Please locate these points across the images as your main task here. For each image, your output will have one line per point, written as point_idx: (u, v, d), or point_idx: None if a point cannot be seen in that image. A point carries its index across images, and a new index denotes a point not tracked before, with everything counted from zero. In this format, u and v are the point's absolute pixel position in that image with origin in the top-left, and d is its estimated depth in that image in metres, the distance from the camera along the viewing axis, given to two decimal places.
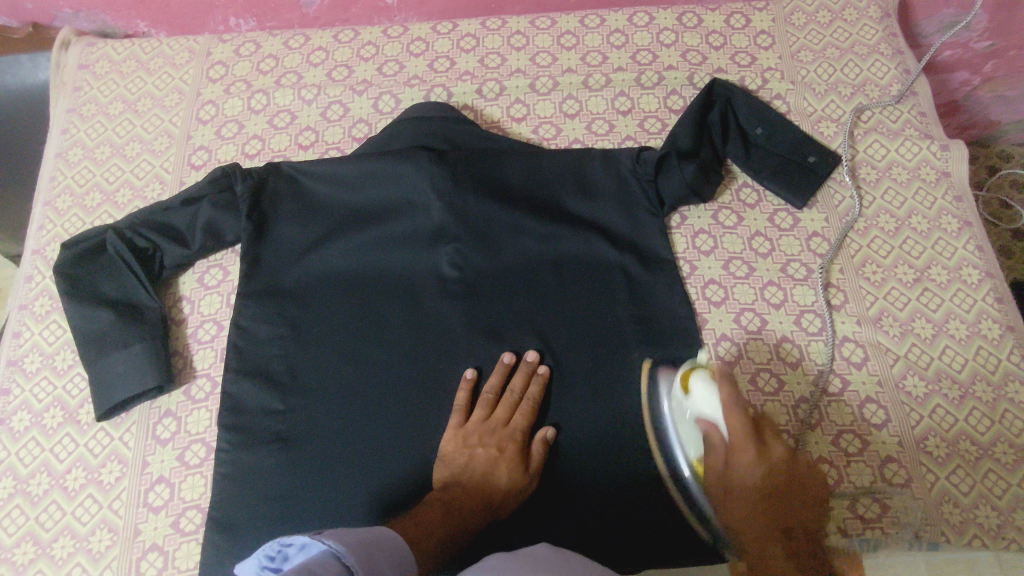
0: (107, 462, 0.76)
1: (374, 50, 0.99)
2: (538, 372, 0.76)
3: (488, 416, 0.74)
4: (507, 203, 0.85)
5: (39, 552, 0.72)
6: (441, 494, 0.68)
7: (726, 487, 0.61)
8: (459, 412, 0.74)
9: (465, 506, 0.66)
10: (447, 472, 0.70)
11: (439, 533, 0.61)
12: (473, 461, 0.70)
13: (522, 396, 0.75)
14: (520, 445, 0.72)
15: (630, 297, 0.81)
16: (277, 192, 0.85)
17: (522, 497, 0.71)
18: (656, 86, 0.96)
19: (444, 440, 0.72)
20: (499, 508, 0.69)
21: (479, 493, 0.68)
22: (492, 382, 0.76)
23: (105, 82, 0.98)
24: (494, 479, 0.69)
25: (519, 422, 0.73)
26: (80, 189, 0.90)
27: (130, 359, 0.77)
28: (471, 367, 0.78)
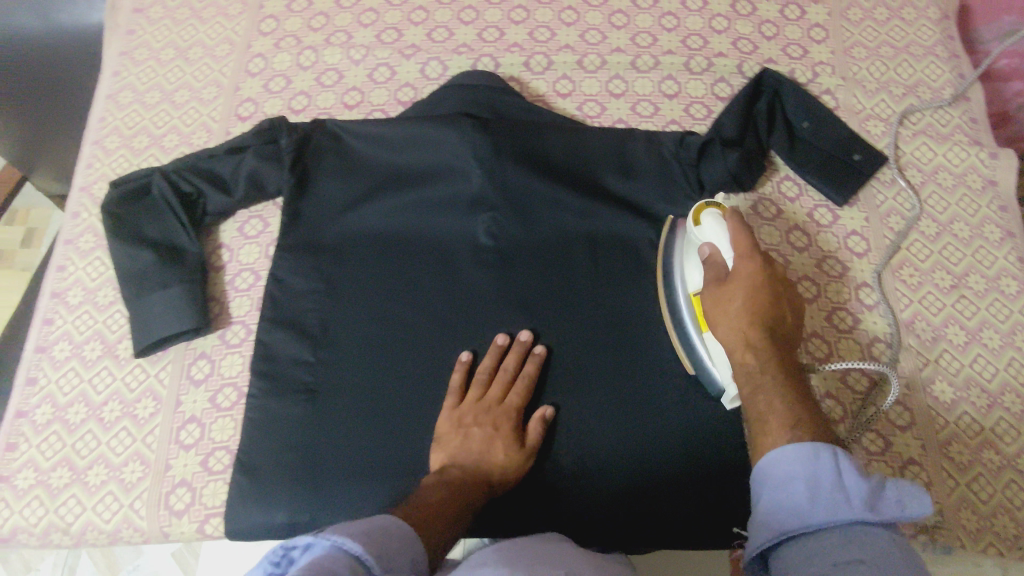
0: (142, 398, 0.78)
1: (424, 15, 0.99)
2: (533, 352, 0.77)
3: (484, 394, 0.74)
4: (548, 177, 0.86)
5: (73, 478, 0.74)
6: (442, 472, 0.67)
7: (720, 292, 0.65)
8: (454, 393, 0.74)
9: (467, 483, 0.66)
10: (446, 454, 0.69)
11: (449, 508, 0.61)
12: (470, 440, 0.70)
13: (517, 375, 0.76)
14: (516, 421, 0.73)
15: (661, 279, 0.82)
16: (320, 148, 0.87)
17: (520, 474, 0.72)
18: (704, 72, 0.95)
19: (439, 420, 0.73)
20: (499, 484, 0.69)
21: (480, 470, 0.68)
22: (486, 363, 0.76)
23: (159, 28, 0.98)
24: (492, 456, 0.70)
25: (514, 400, 0.74)
26: (128, 131, 0.92)
27: (170, 300, 0.79)
28: (468, 350, 0.79)
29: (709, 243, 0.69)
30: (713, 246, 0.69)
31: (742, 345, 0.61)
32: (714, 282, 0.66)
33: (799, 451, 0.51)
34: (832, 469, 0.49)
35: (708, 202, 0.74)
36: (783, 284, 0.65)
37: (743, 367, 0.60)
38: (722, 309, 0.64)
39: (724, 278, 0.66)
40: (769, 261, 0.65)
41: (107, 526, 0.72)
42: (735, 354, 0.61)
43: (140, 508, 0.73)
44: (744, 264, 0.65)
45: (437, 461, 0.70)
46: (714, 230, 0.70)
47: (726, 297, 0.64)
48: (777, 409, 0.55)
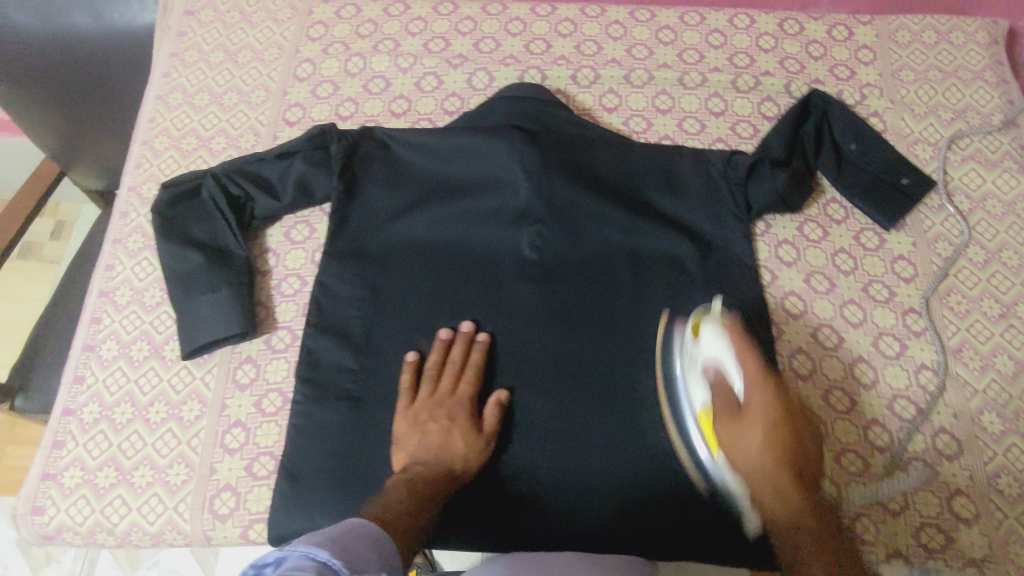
0: (188, 400, 0.78)
1: (472, 26, 0.99)
2: (477, 340, 0.78)
3: (434, 389, 0.75)
4: (594, 192, 0.85)
5: (119, 478, 0.74)
6: (403, 471, 0.66)
7: (735, 426, 0.64)
8: (406, 393, 0.74)
9: (428, 479, 0.66)
10: (404, 453, 0.69)
11: (407, 503, 0.61)
12: (426, 435, 0.70)
13: (466, 365, 0.76)
14: (471, 410, 0.73)
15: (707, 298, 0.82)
16: (368, 156, 0.87)
17: (484, 461, 0.72)
18: (752, 91, 0.95)
19: (395, 420, 0.73)
20: (461, 476, 0.70)
21: (440, 465, 0.68)
22: (433, 357, 0.76)
23: (208, 31, 0.99)
24: (451, 447, 0.70)
25: (465, 390, 0.74)
26: (177, 133, 0.92)
27: (217, 303, 0.79)
28: (414, 350, 0.79)
29: (714, 364, 0.68)
30: (718, 366, 0.68)
31: (772, 491, 0.61)
32: (728, 415, 0.65)
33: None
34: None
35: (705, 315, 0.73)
36: (794, 408, 0.65)
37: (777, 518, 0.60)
38: (742, 449, 0.63)
39: (736, 408, 0.65)
40: (778, 384, 0.65)
41: (152, 528, 0.72)
42: (763, 495, 0.62)
43: (185, 511, 0.73)
44: (755, 395, 0.63)
45: (396, 463, 0.69)
46: (717, 350, 0.68)
47: (742, 433, 0.63)
48: (813, 552, 0.56)
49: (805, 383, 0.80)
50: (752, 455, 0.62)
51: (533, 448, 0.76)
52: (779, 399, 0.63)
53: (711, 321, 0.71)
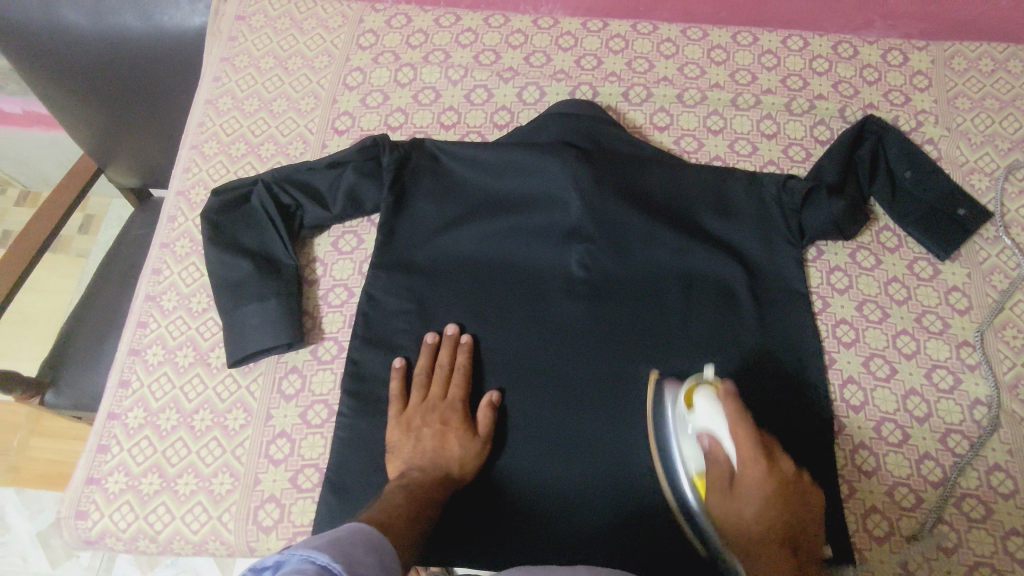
0: (233, 408, 0.77)
1: (523, 39, 0.98)
2: (461, 342, 0.78)
3: (425, 395, 0.75)
4: (645, 211, 0.84)
5: (164, 485, 0.74)
6: (399, 478, 0.68)
7: (730, 501, 0.61)
8: (397, 401, 0.75)
9: (425, 483, 0.67)
10: (400, 462, 0.70)
11: (406, 508, 0.61)
12: (421, 442, 0.71)
13: (453, 368, 0.77)
14: (462, 412, 0.74)
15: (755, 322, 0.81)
16: (418, 167, 0.86)
17: (480, 462, 0.72)
18: (805, 114, 0.94)
19: (389, 429, 0.74)
20: (458, 479, 0.70)
21: (436, 470, 0.69)
22: (421, 363, 0.77)
23: (259, 36, 0.99)
24: (447, 451, 0.70)
25: (455, 392, 0.75)
26: (226, 138, 0.92)
27: (265, 312, 0.78)
28: (402, 355, 0.79)
29: (708, 433, 0.64)
30: (712, 434, 0.64)
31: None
32: (725, 491, 0.61)
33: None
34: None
35: (699, 380, 0.70)
36: (790, 484, 0.60)
37: None
38: (737, 526, 0.60)
39: (730, 484, 0.62)
40: (774, 459, 0.60)
41: (195, 537, 0.72)
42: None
43: (228, 521, 0.72)
44: (749, 471, 0.60)
45: (394, 471, 0.70)
46: (713, 419, 0.64)
47: (736, 512, 0.60)
48: None
49: (857, 414, 0.78)
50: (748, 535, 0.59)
51: (573, 465, 0.75)
52: (775, 476, 0.59)
53: (704, 387, 0.68)
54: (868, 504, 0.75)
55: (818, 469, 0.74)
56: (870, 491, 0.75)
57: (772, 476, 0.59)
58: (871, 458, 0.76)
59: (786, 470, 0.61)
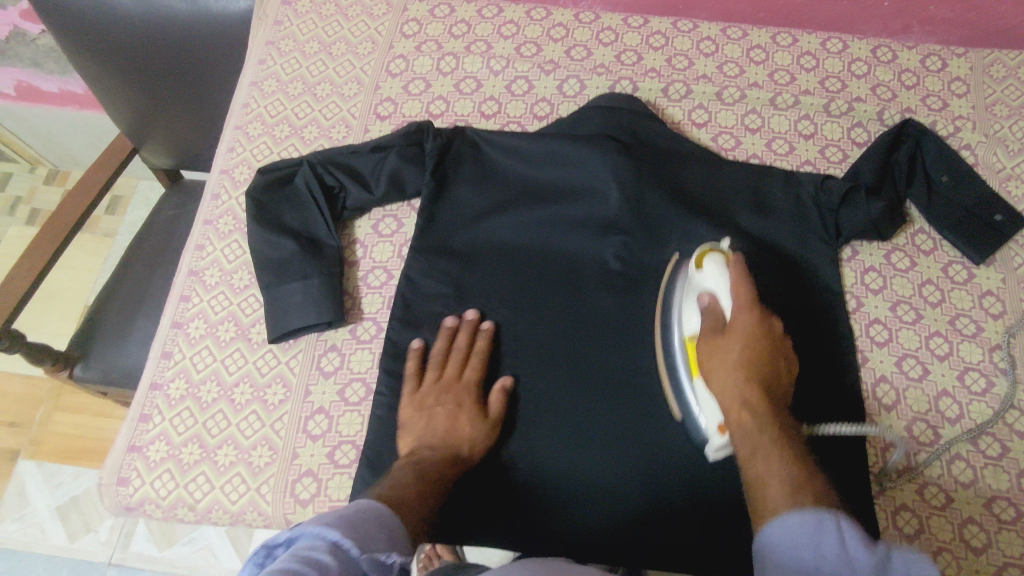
0: (272, 383, 0.79)
1: (564, 33, 1.00)
2: (482, 328, 0.79)
3: (440, 376, 0.76)
4: (683, 205, 0.85)
5: (203, 455, 0.75)
6: (411, 455, 0.68)
7: (719, 344, 0.65)
8: (412, 379, 0.76)
9: (436, 462, 0.68)
10: (412, 438, 0.71)
11: (417, 485, 0.62)
12: (433, 420, 0.72)
13: (471, 352, 0.78)
14: (476, 394, 0.74)
15: (784, 309, 0.80)
16: (459, 155, 0.88)
17: (488, 444, 0.73)
18: (842, 116, 0.95)
19: (401, 405, 0.75)
20: (467, 459, 0.71)
21: (446, 448, 0.70)
22: (439, 345, 0.78)
23: (305, 21, 1.00)
24: (457, 431, 0.71)
25: (471, 375, 0.76)
26: (271, 119, 0.93)
27: (308, 291, 0.79)
28: (420, 339, 0.80)
29: (709, 291, 0.69)
30: (713, 294, 0.69)
31: (747, 406, 0.61)
32: (716, 335, 0.66)
33: (802, 527, 0.48)
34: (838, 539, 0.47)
35: (712, 248, 0.73)
36: (777, 341, 0.65)
37: (740, 426, 0.60)
38: (722, 366, 0.64)
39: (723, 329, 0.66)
40: (766, 317, 0.66)
41: (233, 507, 0.73)
42: (733, 411, 0.62)
43: (266, 493, 0.73)
44: (742, 317, 0.66)
45: (406, 447, 0.71)
46: (717, 278, 0.69)
47: (722, 352, 0.65)
48: (773, 452, 0.57)
49: (889, 413, 0.79)
50: (731, 372, 0.63)
51: (607, 456, 0.75)
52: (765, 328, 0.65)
53: (716, 253, 0.71)
54: (898, 502, 0.75)
55: (844, 457, 0.74)
56: (900, 490, 0.75)
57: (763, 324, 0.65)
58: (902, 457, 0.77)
59: (775, 326, 0.66)
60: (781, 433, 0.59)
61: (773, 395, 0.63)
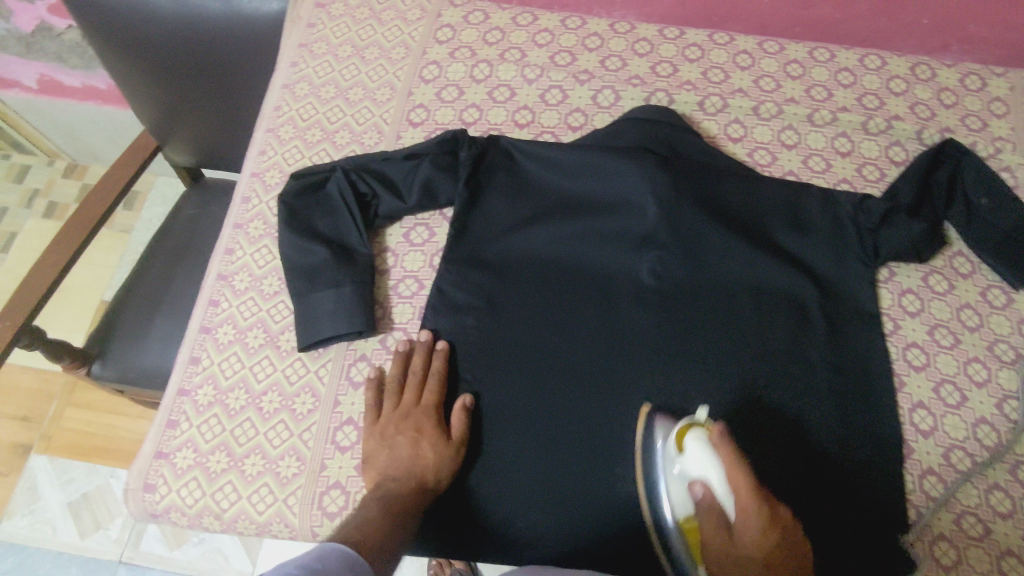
0: (301, 392, 0.78)
1: (599, 42, 0.99)
2: (436, 347, 0.78)
3: (398, 402, 0.75)
4: (719, 222, 0.84)
5: (230, 464, 0.74)
6: (374, 489, 0.68)
7: (729, 555, 0.62)
8: (370, 411, 0.75)
9: (403, 494, 0.67)
10: (376, 472, 0.70)
11: (377, 524, 0.61)
12: (394, 451, 0.71)
13: (426, 374, 0.76)
14: (435, 418, 0.73)
15: (807, 385, 0.78)
16: (493, 165, 0.87)
17: (456, 467, 0.72)
18: (881, 134, 0.94)
19: (363, 438, 0.74)
20: (436, 486, 0.70)
21: (411, 478, 0.69)
22: (393, 371, 0.77)
23: (339, 25, 1.00)
24: (421, 460, 0.70)
25: (429, 398, 0.74)
26: (303, 123, 0.93)
27: (340, 300, 0.78)
28: (375, 365, 0.79)
29: (701, 483, 0.65)
30: (705, 484, 0.65)
31: None
32: (722, 542, 0.63)
33: None
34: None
35: (692, 422, 0.69)
36: (789, 530, 0.61)
37: None
38: None
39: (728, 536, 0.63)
40: (772, 505, 0.61)
41: (260, 518, 0.72)
42: None
43: (294, 505, 0.72)
44: (745, 523, 0.60)
45: (369, 481, 0.70)
46: (706, 467, 0.64)
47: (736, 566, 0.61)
48: None
49: (926, 440, 0.78)
50: None
51: None
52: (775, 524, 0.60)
53: (696, 429, 0.67)
54: (936, 531, 0.74)
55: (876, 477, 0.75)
56: (938, 518, 0.74)
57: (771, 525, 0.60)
58: (940, 484, 0.76)
59: (783, 512, 0.61)
60: None
61: None
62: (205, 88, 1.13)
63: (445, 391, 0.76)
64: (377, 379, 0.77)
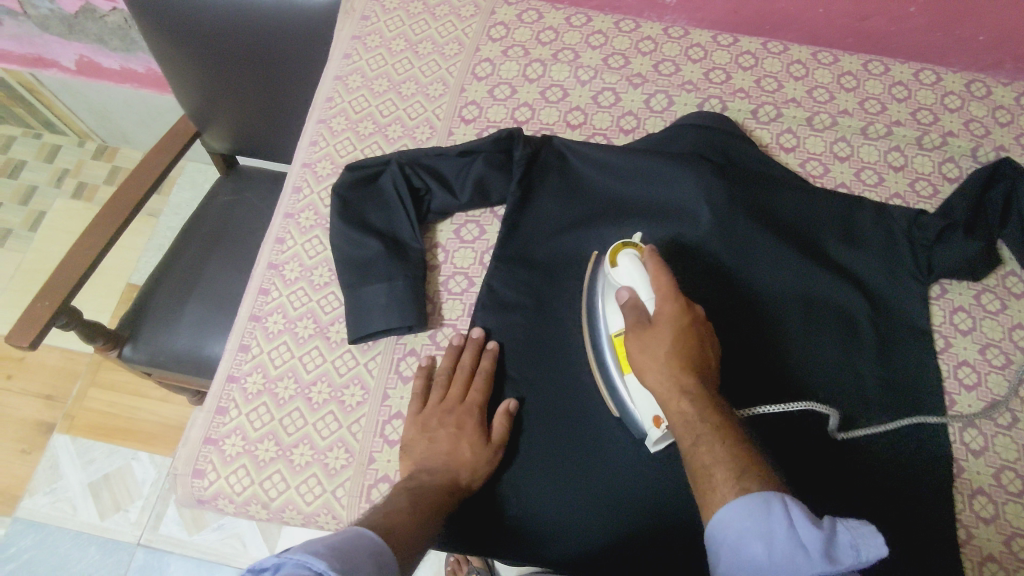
0: (350, 384, 0.77)
1: (653, 46, 0.99)
2: (486, 346, 0.77)
3: (444, 396, 0.75)
4: (772, 230, 0.83)
5: (279, 453, 0.74)
6: (408, 478, 0.67)
7: (646, 338, 0.63)
8: (417, 400, 0.75)
9: (437, 486, 0.66)
10: (412, 462, 0.69)
11: (410, 514, 0.60)
12: (434, 442, 0.70)
13: (474, 371, 0.76)
14: (478, 417, 0.72)
15: (859, 400, 0.78)
16: (546, 165, 0.87)
17: (490, 470, 0.71)
18: (935, 150, 0.93)
19: (405, 426, 0.73)
20: (468, 486, 0.69)
21: (445, 474, 0.68)
22: (444, 364, 0.77)
23: (392, 18, 1.00)
24: (457, 456, 0.69)
25: (475, 397, 0.73)
26: (355, 115, 0.93)
27: (393, 294, 0.78)
28: (426, 356, 0.79)
29: (628, 286, 0.68)
30: (632, 287, 0.68)
31: (683, 398, 0.60)
32: (643, 330, 0.64)
33: (744, 508, 0.51)
34: (785, 520, 0.50)
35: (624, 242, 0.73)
36: (703, 328, 0.64)
37: (681, 419, 0.59)
38: (650, 360, 0.62)
39: (645, 323, 0.65)
40: (689, 303, 0.65)
41: (308, 508, 0.72)
42: (671, 404, 0.60)
43: (342, 497, 0.72)
44: (666, 309, 0.64)
45: (404, 468, 0.70)
46: (630, 271, 0.69)
47: (651, 345, 0.63)
48: (718, 443, 0.56)
49: (977, 460, 0.77)
50: (660, 369, 0.61)
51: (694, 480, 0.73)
52: (689, 316, 0.64)
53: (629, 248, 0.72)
54: (986, 553, 0.73)
55: (926, 499, 0.73)
56: (988, 540, 0.74)
57: (685, 312, 0.64)
58: (990, 505, 0.75)
59: (698, 312, 0.65)
60: (726, 421, 0.58)
61: (709, 384, 0.62)
62: (251, 78, 1.11)
63: (491, 392, 0.76)
64: (428, 370, 0.77)
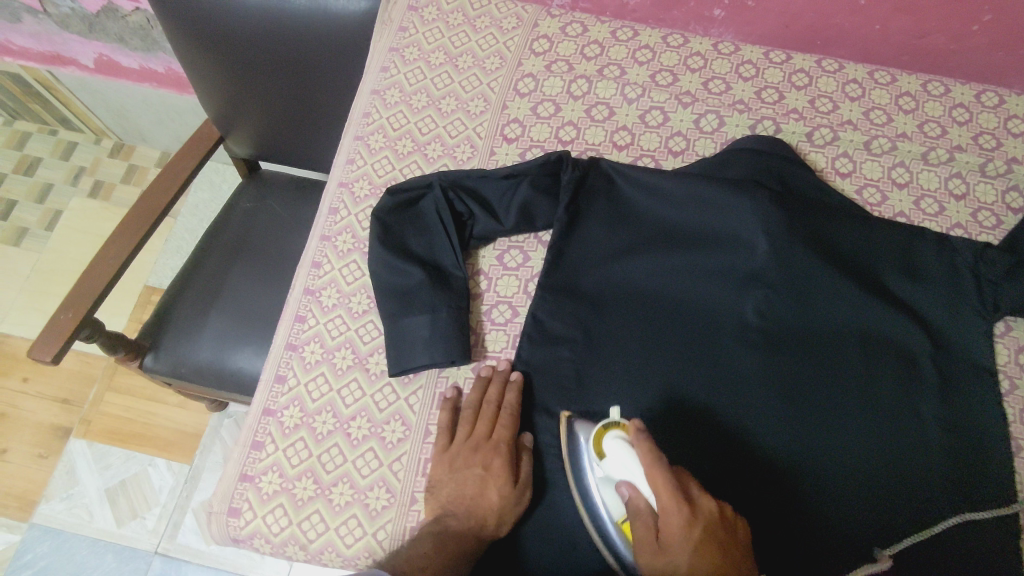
0: (391, 420, 0.74)
1: (702, 62, 0.95)
2: (512, 379, 0.74)
3: (471, 432, 0.71)
4: (831, 263, 0.80)
5: (318, 492, 0.72)
6: (433, 523, 0.65)
7: (661, 559, 0.55)
8: (443, 436, 0.72)
9: (459, 534, 0.64)
10: (437, 504, 0.67)
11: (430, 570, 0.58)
12: (461, 484, 0.67)
13: (501, 406, 0.72)
14: (504, 456, 0.69)
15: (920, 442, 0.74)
16: (594, 189, 0.83)
17: (519, 510, 0.67)
18: (999, 177, 0.89)
19: (432, 464, 0.71)
20: (496, 530, 0.66)
21: (471, 518, 0.65)
22: (470, 398, 0.73)
23: (431, 29, 0.98)
24: (483, 499, 0.66)
25: (501, 433, 0.70)
26: (393, 133, 0.89)
27: (436, 326, 0.75)
28: (456, 386, 0.76)
29: (625, 483, 0.60)
30: (631, 485, 0.60)
31: None
32: (652, 546, 0.56)
33: None
34: None
35: (608, 423, 0.66)
36: (720, 531, 0.56)
37: None
38: None
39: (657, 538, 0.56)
40: (695, 504, 0.56)
41: (348, 551, 0.69)
42: None
43: (384, 540, 0.69)
44: (671, 519, 0.55)
45: (429, 511, 0.67)
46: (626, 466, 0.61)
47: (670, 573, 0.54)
48: None
49: None
50: None
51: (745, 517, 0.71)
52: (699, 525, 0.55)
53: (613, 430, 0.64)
54: None
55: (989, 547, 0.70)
56: None
57: (693, 524, 0.55)
58: None
59: (708, 508, 0.57)
60: None
61: None
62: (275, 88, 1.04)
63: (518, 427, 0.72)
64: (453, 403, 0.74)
